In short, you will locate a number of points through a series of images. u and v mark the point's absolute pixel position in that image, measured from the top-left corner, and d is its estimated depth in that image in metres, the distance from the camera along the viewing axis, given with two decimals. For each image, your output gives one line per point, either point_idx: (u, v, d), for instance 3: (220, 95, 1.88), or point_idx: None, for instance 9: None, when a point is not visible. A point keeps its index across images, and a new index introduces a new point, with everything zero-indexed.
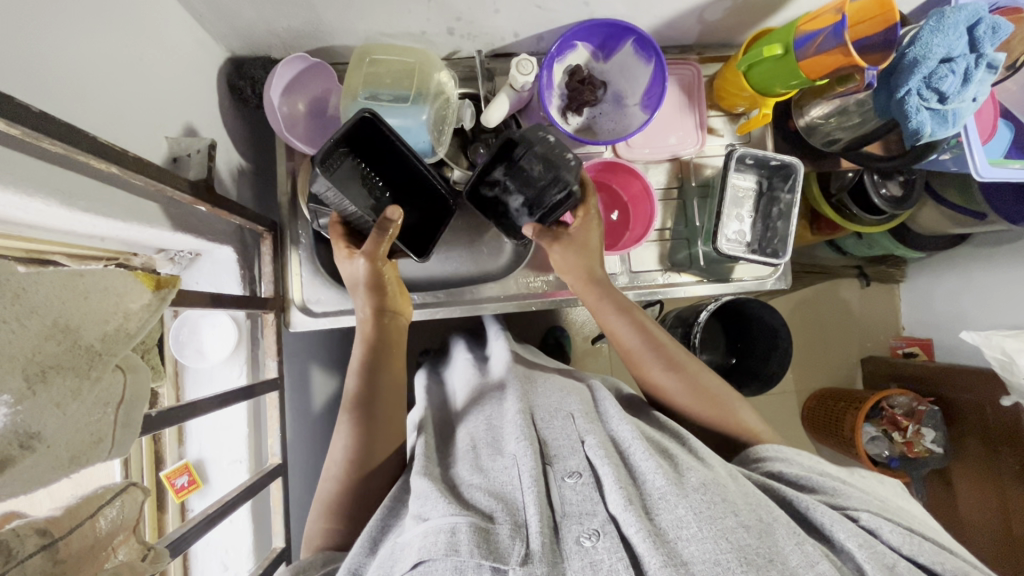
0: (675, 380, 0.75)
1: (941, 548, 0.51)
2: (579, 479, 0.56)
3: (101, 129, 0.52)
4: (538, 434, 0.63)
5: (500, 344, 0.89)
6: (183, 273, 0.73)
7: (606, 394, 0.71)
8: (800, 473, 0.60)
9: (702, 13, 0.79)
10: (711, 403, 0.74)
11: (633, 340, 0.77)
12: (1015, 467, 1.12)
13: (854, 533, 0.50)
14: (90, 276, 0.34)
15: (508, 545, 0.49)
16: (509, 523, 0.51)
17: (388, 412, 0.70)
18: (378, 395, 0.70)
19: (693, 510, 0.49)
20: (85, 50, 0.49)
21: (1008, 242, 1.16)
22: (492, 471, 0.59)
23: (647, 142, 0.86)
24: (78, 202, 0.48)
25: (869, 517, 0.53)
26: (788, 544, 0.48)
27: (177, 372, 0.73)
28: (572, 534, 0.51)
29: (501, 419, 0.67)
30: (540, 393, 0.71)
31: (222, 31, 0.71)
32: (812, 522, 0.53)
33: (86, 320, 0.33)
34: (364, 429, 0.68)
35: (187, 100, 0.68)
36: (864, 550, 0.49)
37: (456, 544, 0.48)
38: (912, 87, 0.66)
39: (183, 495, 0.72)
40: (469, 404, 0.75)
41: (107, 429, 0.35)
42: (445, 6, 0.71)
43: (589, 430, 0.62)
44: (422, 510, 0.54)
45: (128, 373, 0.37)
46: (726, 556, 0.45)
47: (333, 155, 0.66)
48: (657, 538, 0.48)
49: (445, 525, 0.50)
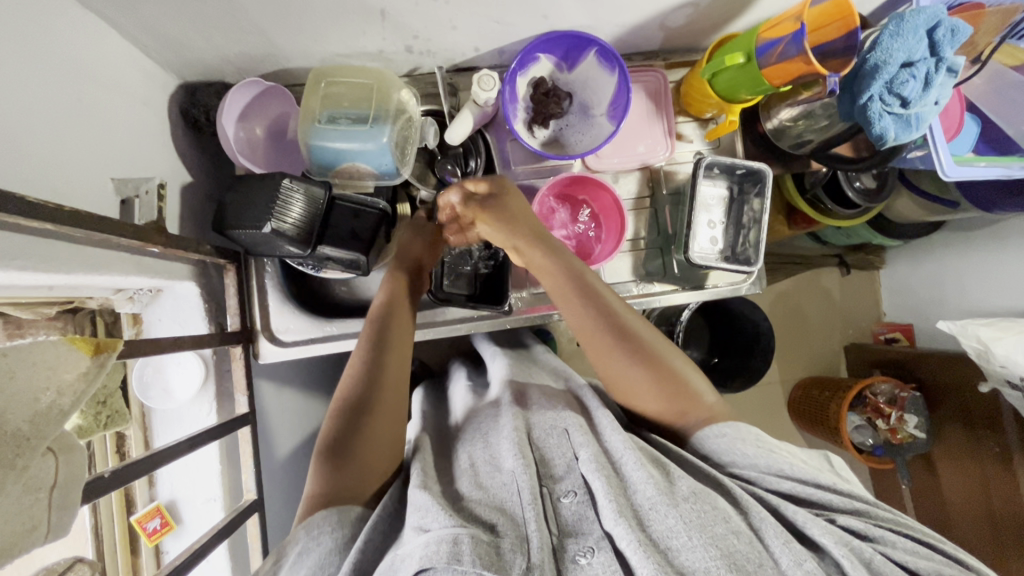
0: (647, 377, 0.67)
1: (911, 544, 0.52)
2: (575, 497, 0.56)
3: (35, 180, 0.49)
4: (535, 452, 0.62)
5: (498, 365, 0.86)
6: (144, 312, 0.71)
7: (599, 405, 0.70)
8: (757, 475, 0.58)
9: (665, 19, 0.78)
10: (675, 402, 0.67)
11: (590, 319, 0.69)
12: (994, 450, 1.14)
13: (829, 530, 0.50)
14: (14, 354, 0.33)
15: (510, 559, 0.49)
16: (512, 535, 0.51)
17: (363, 457, 0.64)
18: (350, 440, 0.65)
19: (683, 519, 0.50)
20: (13, 100, 0.47)
21: (983, 228, 1.16)
22: (491, 486, 0.58)
23: (616, 151, 0.85)
24: (15, 261, 0.46)
25: (844, 517, 0.53)
26: (777, 545, 0.49)
27: (144, 413, 0.72)
28: (570, 552, 0.52)
29: (496, 436, 0.66)
30: (537, 410, 0.69)
31: (170, 60, 0.69)
32: (787, 520, 0.53)
33: (12, 403, 0.32)
34: (331, 479, 0.62)
35: (138, 134, 0.66)
36: (840, 547, 0.49)
37: (458, 554, 0.47)
38: (873, 93, 0.65)
39: (157, 538, 0.71)
40: (466, 420, 0.74)
41: (41, 515, 0.33)
42: (400, 25, 0.69)
43: (583, 444, 0.61)
44: (423, 521, 0.53)
45: (61, 454, 0.35)
46: (716, 564, 0.46)
47: (280, 202, 0.68)
48: (651, 548, 0.48)
49: (447, 535, 0.49)
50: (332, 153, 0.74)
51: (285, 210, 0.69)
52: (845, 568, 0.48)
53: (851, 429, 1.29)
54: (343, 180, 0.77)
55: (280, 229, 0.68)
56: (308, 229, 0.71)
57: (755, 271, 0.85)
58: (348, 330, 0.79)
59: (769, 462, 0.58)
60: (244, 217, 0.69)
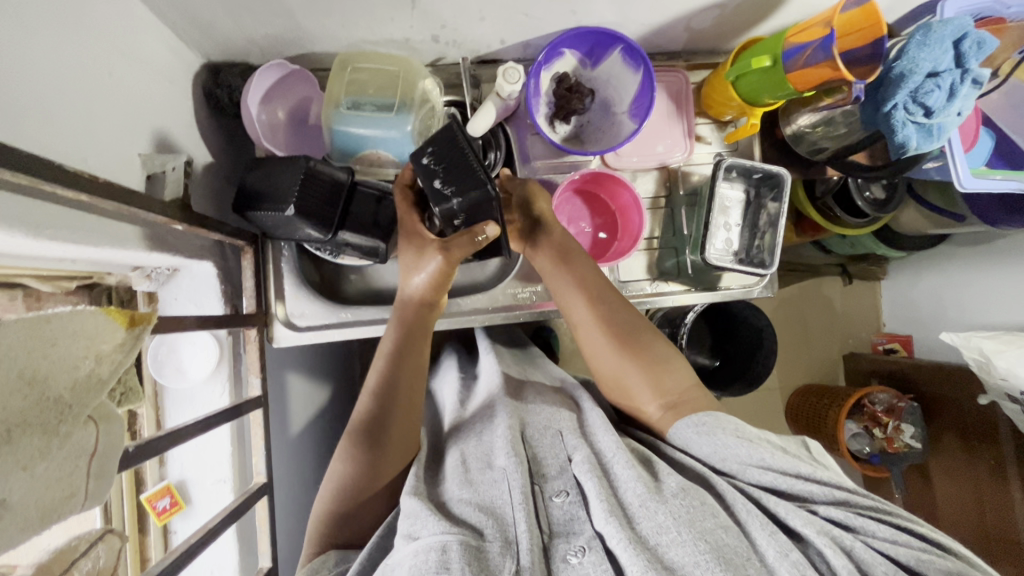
0: (634, 366, 0.68)
1: (895, 529, 0.51)
2: (566, 498, 0.56)
3: (69, 151, 0.49)
4: (527, 450, 0.62)
5: (488, 361, 0.84)
6: (161, 290, 0.71)
7: (593, 406, 0.70)
8: (739, 468, 0.56)
9: (690, 20, 0.78)
10: (662, 391, 0.67)
11: (578, 308, 0.71)
12: (990, 462, 1.15)
13: (810, 520, 0.50)
14: (57, 320, 0.34)
15: (499, 562, 0.49)
16: (499, 539, 0.51)
17: (398, 439, 0.66)
18: (386, 419, 0.66)
19: (672, 515, 0.49)
20: (49, 71, 0.47)
21: (987, 242, 1.17)
22: (481, 483, 0.57)
23: (636, 151, 0.85)
24: (46, 232, 0.46)
25: (827, 509, 0.52)
26: (763, 538, 0.49)
27: (157, 392, 0.72)
28: (559, 552, 0.52)
29: (491, 434, 0.64)
30: (532, 408, 0.69)
31: (197, 38, 0.68)
32: (770, 511, 0.53)
33: (53, 369, 0.33)
34: (364, 456, 0.64)
35: (163, 111, 0.65)
36: (823, 539, 0.49)
37: (447, 562, 0.47)
38: (898, 101, 0.67)
39: (165, 517, 0.71)
40: (456, 429, 0.72)
41: (80, 483, 0.35)
42: (430, 14, 0.69)
43: (576, 446, 0.61)
44: (412, 529, 0.52)
45: (101, 423, 0.37)
46: (704, 556, 0.46)
47: (301, 181, 0.67)
48: (640, 545, 0.48)
49: (436, 543, 0.49)
50: (355, 138, 0.74)
51: (307, 193, 0.68)
52: (831, 559, 0.48)
53: (849, 436, 1.28)
54: (363, 167, 0.78)
55: (302, 211, 0.67)
56: (330, 212, 0.70)
57: (769, 274, 0.86)
58: (362, 317, 0.80)
59: (750, 453, 0.56)
60: (268, 197, 0.68)
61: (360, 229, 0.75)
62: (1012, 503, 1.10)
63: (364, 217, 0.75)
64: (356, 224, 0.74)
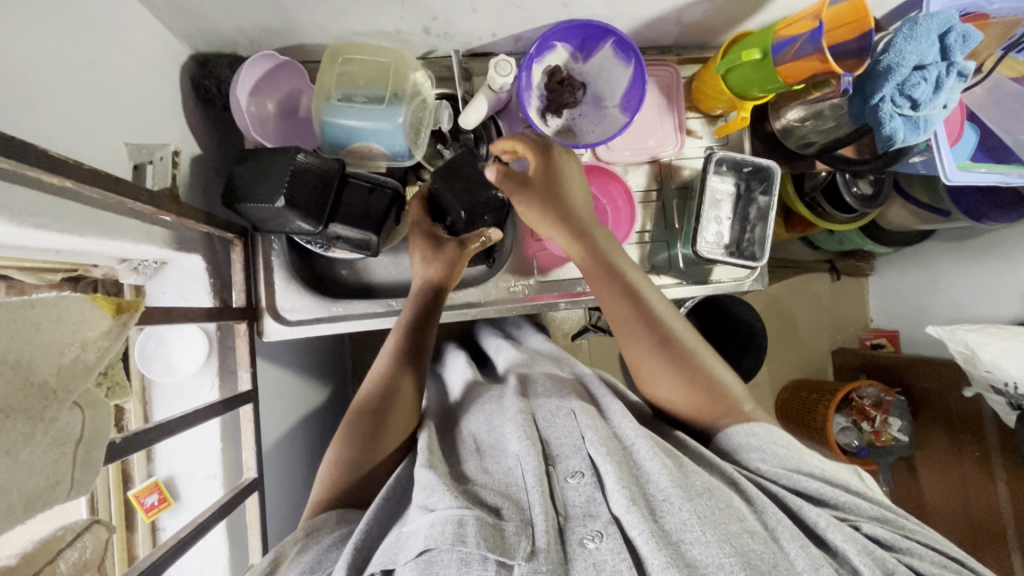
0: (682, 381, 0.67)
1: (936, 554, 0.52)
2: (581, 479, 0.55)
3: (54, 139, 0.48)
4: (539, 434, 0.61)
5: (507, 351, 0.88)
6: (148, 284, 0.69)
7: (605, 393, 0.70)
8: (781, 473, 0.58)
9: (681, 14, 0.79)
10: (705, 406, 0.67)
11: (630, 315, 0.68)
12: (975, 454, 1.17)
13: (852, 537, 0.50)
14: (41, 305, 0.34)
15: (514, 542, 0.48)
16: (517, 520, 0.51)
17: (394, 429, 0.68)
18: (390, 403, 0.68)
19: (696, 514, 0.49)
20: (33, 57, 0.46)
21: (972, 238, 1.19)
22: (496, 471, 0.58)
23: (627, 144, 0.85)
24: (29, 219, 0.45)
25: (869, 525, 0.53)
26: (792, 548, 0.49)
27: (144, 387, 0.71)
28: (575, 535, 0.50)
29: (501, 418, 0.65)
30: (542, 397, 0.69)
31: (185, 28, 0.67)
32: (805, 521, 0.53)
33: (38, 355, 0.33)
34: (362, 437, 0.66)
35: (150, 102, 0.65)
36: (862, 554, 0.49)
37: (463, 535, 0.47)
38: (885, 94, 0.67)
39: (153, 514, 0.70)
40: (469, 397, 0.75)
41: (65, 471, 0.34)
42: (421, 6, 0.69)
43: (591, 426, 0.60)
44: (428, 501, 0.52)
45: (87, 410, 0.36)
46: (728, 559, 0.45)
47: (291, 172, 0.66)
48: (662, 540, 0.47)
49: (453, 516, 0.49)
50: (346, 131, 0.74)
51: (298, 186, 0.67)
52: (864, 573, 0.48)
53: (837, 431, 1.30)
54: (355, 160, 0.77)
55: (292, 203, 0.67)
56: (320, 205, 0.70)
57: (760, 266, 0.86)
58: (356, 311, 0.80)
59: (796, 462, 0.58)
60: (255, 190, 0.68)
61: (353, 222, 0.74)
62: (998, 494, 1.12)
63: (353, 209, 0.74)
64: (347, 216, 0.74)
